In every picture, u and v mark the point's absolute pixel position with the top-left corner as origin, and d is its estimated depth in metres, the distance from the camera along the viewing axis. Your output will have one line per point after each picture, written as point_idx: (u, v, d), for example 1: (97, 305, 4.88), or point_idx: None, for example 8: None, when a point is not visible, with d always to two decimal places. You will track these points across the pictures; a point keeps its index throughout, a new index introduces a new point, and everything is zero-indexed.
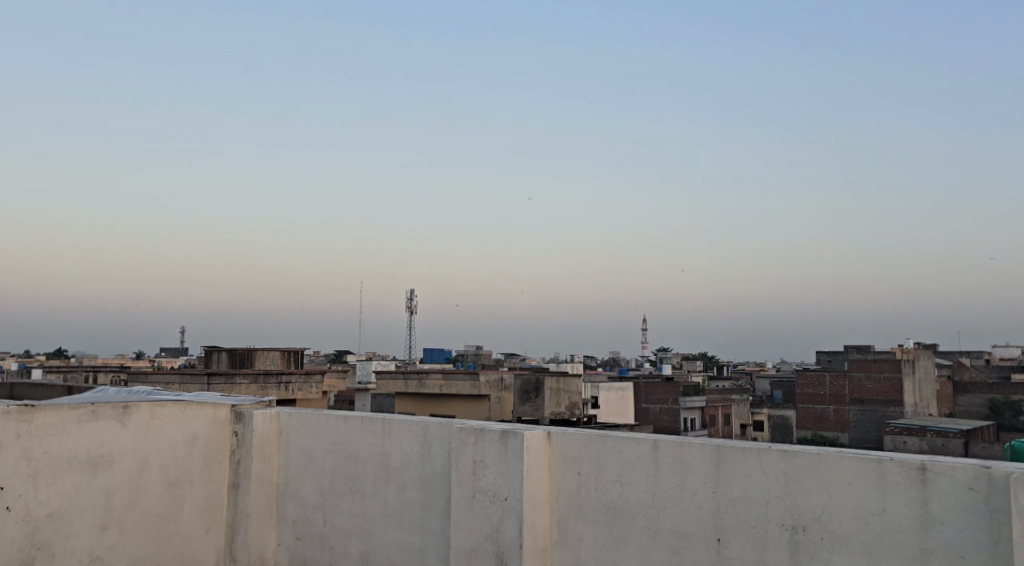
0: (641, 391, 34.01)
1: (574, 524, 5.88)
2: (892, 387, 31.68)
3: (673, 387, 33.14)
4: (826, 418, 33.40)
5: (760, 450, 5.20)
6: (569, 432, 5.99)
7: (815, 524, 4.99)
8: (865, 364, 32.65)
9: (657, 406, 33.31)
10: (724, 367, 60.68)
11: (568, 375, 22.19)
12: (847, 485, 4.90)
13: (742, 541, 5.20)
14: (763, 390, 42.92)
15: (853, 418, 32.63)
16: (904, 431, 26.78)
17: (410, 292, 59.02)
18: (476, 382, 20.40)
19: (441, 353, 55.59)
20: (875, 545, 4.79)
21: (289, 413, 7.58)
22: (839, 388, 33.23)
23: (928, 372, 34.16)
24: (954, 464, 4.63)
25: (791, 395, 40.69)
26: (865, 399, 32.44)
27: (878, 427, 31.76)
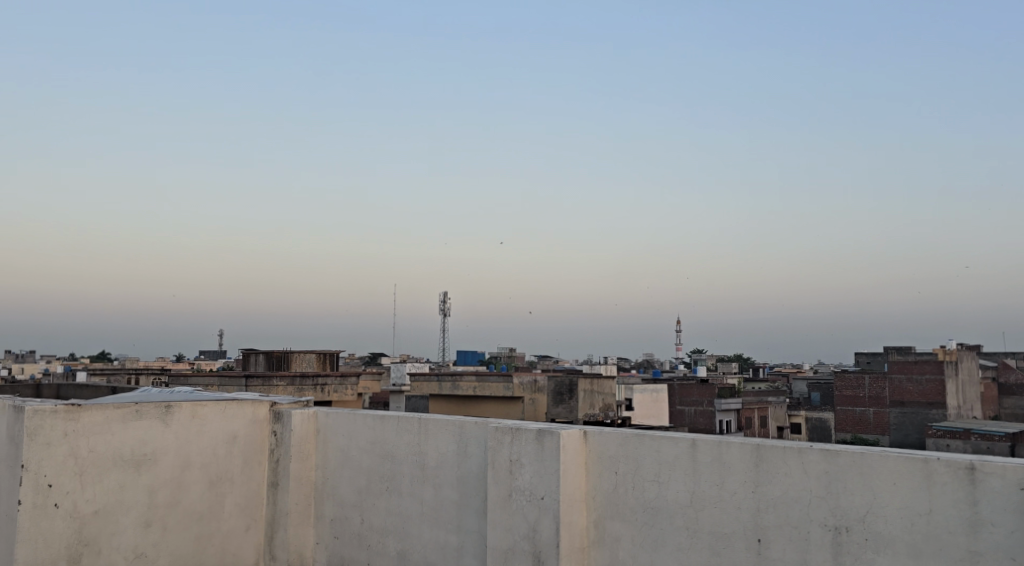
0: (676, 392, 33.82)
1: (611, 524, 5.83)
2: (934, 389, 31.05)
3: (709, 389, 32.90)
4: (866, 420, 33.01)
5: (801, 449, 5.11)
6: (606, 430, 5.94)
7: (858, 525, 4.89)
8: (906, 366, 32.06)
9: (692, 408, 33.12)
10: (760, 368, 60.25)
11: (601, 377, 22.12)
12: (892, 485, 4.80)
13: (782, 542, 5.12)
14: (800, 392, 42.54)
15: (894, 421, 32.15)
16: (947, 434, 26.35)
17: (443, 293, 59.28)
18: (510, 384, 20.35)
19: (475, 355, 55.67)
20: (922, 547, 4.68)
21: (326, 412, 7.60)
22: (879, 390, 32.82)
23: (972, 374, 33.52)
24: (1005, 464, 4.51)
25: (829, 397, 40.23)
26: (906, 401, 31.84)
27: (920, 430, 31.27)
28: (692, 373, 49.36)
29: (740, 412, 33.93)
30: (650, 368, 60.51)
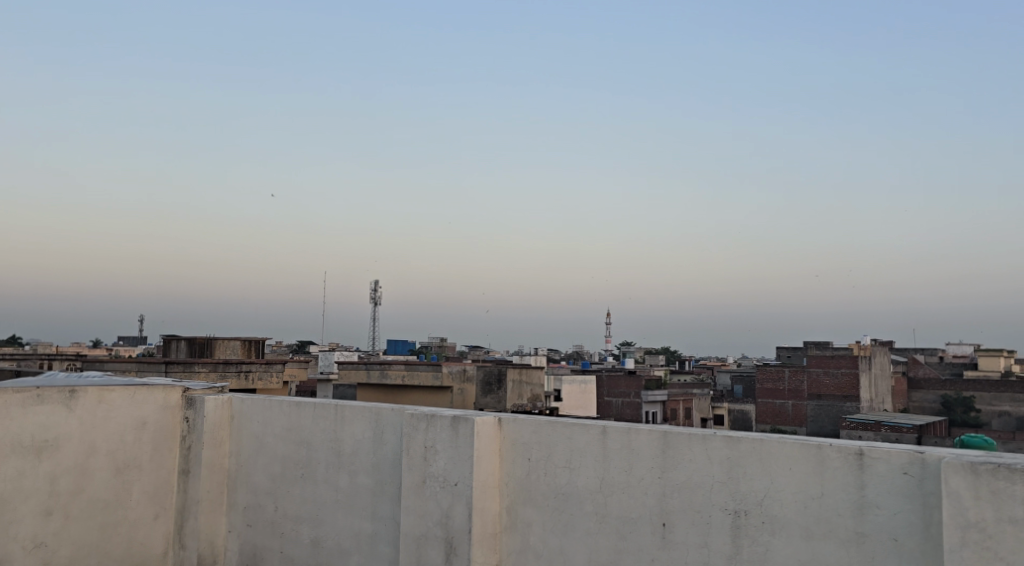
0: (604, 384, 34.19)
1: (522, 509, 5.92)
2: (849, 383, 32.24)
3: (636, 380, 33.31)
4: (784, 413, 33.83)
5: (706, 436, 5.25)
6: (520, 417, 6.02)
7: (756, 509, 5.06)
8: (823, 360, 33.07)
9: (619, 399, 33.50)
10: (688, 361, 61.20)
11: (530, 367, 22.29)
12: (788, 470, 4.98)
13: (685, 526, 5.27)
14: (724, 385, 43.50)
15: (810, 413, 33.12)
16: (860, 426, 27.17)
17: (375, 282, 58.94)
18: (439, 373, 20.32)
19: (405, 344, 55.48)
20: (814, 529, 4.88)
21: (241, 399, 7.54)
22: (797, 383, 33.70)
23: (885, 368, 34.77)
24: (890, 448, 4.70)
25: (751, 390, 41.14)
26: (823, 394, 32.90)
27: (835, 422, 32.28)
28: (621, 365, 49.80)
29: (666, 404, 34.19)
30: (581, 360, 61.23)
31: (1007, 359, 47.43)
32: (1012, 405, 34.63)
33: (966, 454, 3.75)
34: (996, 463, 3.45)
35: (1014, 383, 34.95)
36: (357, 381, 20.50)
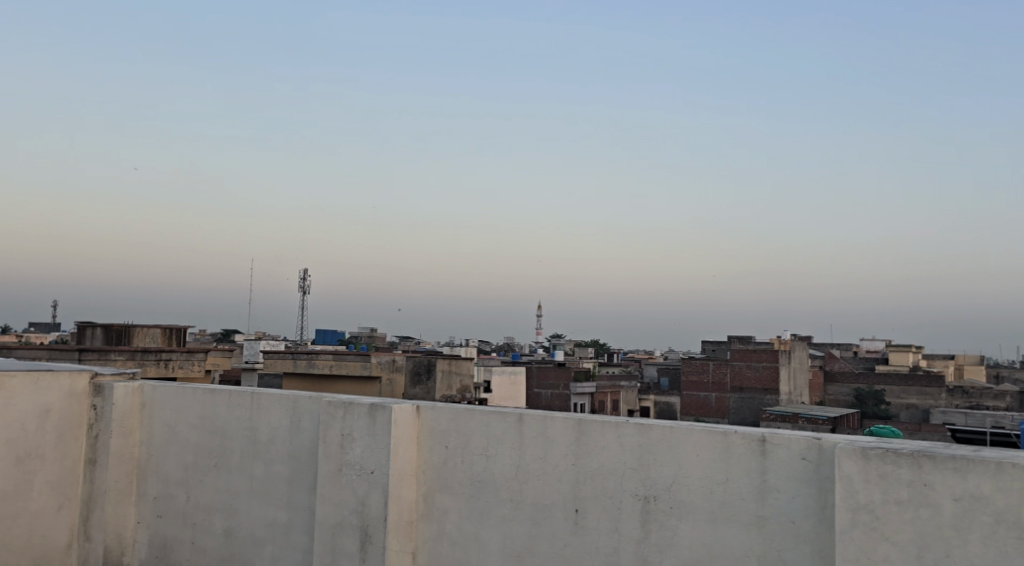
0: (534, 375, 34.31)
1: (439, 498, 5.96)
2: (769, 376, 33.13)
3: (564, 372, 33.50)
4: (708, 405, 34.40)
5: (618, 423, 5.35)
6: (438, 405, 6.05)
7: (665, 494, 5.17)
8: (746, 353, 33.86)
9: (548, 391, 33.65)
10: (615, 354, 61.87)
11: (460, 358, 22.67)
12: (695, 457, 5.10)
13: (598, 512, 5.38)
14: (650, 377, 44.24)
15: (732, 405, 33.88)
16: (779, 417, 27.82)
17: (306, 270, 57.97)
18: (368, 363, 20.22)
19: (333, 334, 54.78)
20: (718, 513, 5.00)
21: (153, 386, 7.42)
22: (721, 376, 34.36)
23: (803, 362, 35.71)
24: (791, 435, 4.83)
25: (677, 382, 41.96)
26: (745, 387, 33.74)
27: (755, 414, 33.14)
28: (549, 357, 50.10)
29: (594, 395, 34.52)
30: (512, 352, 61.42)
31: (915, 355, 49.13)
32: (920, 398, 35.90)
33: (861, 440, 3.90)
34: (885, 447, 3.61)
35: (921, 378, 36.28)
36: (282, 372, 20.13)
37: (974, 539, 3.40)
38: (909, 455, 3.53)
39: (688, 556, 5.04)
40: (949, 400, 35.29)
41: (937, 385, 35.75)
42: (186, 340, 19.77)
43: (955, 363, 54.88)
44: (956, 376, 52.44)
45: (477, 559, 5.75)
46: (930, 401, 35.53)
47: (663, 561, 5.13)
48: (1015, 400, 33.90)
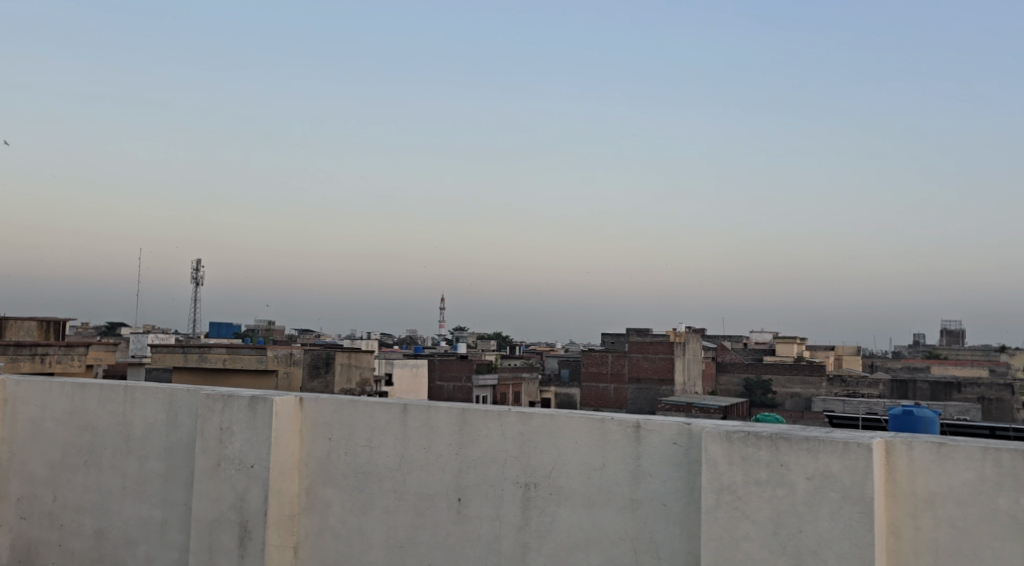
0: (436, 368, 33.84)
1: (322, 490, 5.73)
2: (665, 367, 33.83)
3: (466, 364, 33.15)
4: (607, 396, 34.95)
5: (500, 412, 5.22)
6: (321, 397, 5.81)
7: (545, 481, 5.07)
8: (643, 345, 34.40)
9: (450, 383, 33.21)
10: (514, 346, 62.04)
11: (360, 351, 22.63)
12: (574, 443, 5.00)
13: (480, 500, 5.25)
14: (551, 369, 44.62)
15: (630, 396, 34.38)
16: (673, 407, 28.30)
17: (198, 260, 56.18)
18: (264, 356, 19.67)
19: (228, 327, 53.26)
20: (595, 498, 4.93)
21: (17, 381, 7.10)
22: (619, 367, 34.88)
23: (697, 354, 36.57)
24: (663, 420, 4.79)
25: (577, 374, 42.53)
26: (642, 378, 34.21)
27: (652, 404, 33.67)
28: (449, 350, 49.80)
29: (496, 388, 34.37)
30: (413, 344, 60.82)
31: (801, 346, 51.04)
32: (802, 387, 37.24)
33: (726, 423, 4.02)
34: (746, 430, 3.73)
35: (804, 366, 37.55)
36: (172, 366, 19.13)
37: (823, 514, 3.54)
38: (768, 436, 3.66)
39: (566, 541, 4.96)
40: (829, 388, 36.81)
41: (819, 373, 37.07)
42: (66, 333, 18.93)
43: (836, 354, 57.10)
44: (836, 365, 54.64)
45: (361, 551, 5.55)
46: (811, 390, 36.92)
47: (543, 547, 5.03)
48: (887, 387, 35.64)
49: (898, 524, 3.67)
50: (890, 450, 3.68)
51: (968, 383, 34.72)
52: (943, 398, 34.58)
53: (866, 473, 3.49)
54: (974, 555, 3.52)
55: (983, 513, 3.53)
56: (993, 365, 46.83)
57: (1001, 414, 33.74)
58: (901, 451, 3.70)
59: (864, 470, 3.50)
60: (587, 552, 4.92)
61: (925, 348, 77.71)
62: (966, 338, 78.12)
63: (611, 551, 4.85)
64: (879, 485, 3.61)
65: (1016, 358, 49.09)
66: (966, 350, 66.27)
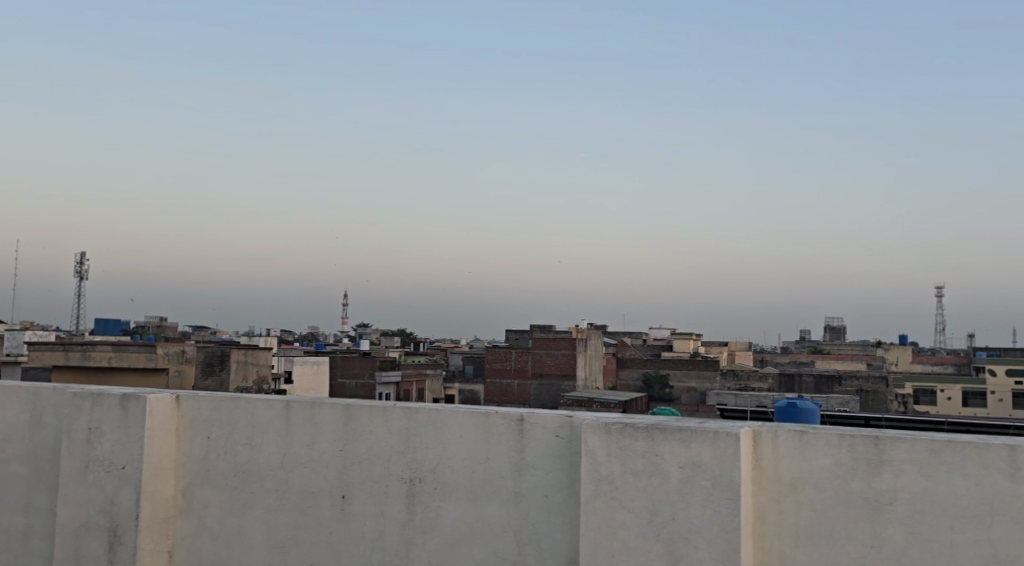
0: (338, 365, 33.05)
1: (200, 491, 5.17)
2: (567, 362, 34.10)
3: (369, 361, 32.49)
4: (510, 392, 34.89)
5: (384, 407, 4.78)
6: (199, 393, 5.25)
7: (430, 476, 4.65)
8: (546, 341, 34.67)
9: (353, 381, 32.49)
10: (415, 343, 61.47)
11: (257, 347, 21.87)
12: (459, 437, 4.61)
13: (363, 497, 4.78)
14: (455, 365, 44.46)
15: (534, 392, 34.46)
16: (576, 402, 28.31)
17: (84, 254, 53.76)
18: (153, 354, 18.83)
19: (117, 325, 51.16)
20: (479, 492, 4.54)
21: None
22: (523, 363, 34.91)
23: (598, 349, 36.96)
24: (546, 413, 4.48)
25: (481, 370, 42.47)
26: (545, 373, 34.52)
27: (554, 400, 33.92)
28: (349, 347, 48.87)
29: (400, 385, 33.63)
30: (313, 342, 59.39)
31: (696, 341, 52.23)
32: (698, 381, 38.12)
33: (604, 414, 4.00)
34: (624, 421, 3.70)
35: (700, 362, 38.46)
36: (53, 365, 18.03)
37: (694, 501, 3.55)
38: (645, 428, 3.64)
39: (450, 538, 4.56)
40: (722, 382, 37.79)
41: (714, 368, 38.19)
42: None
43: (729, 349, 58.69)
44: (729, 360, 56.12)
45: (239, 554, 5.01)
46: (706, 384, 37.91)
47: (427, 542, 4.61)
48: (776, 381, 36.88)
49: (763, 509, 3.67)
50: (757, 438, 3.69)
51: (847, 377, 35.80)
52: (825, 391, 35.82)
53: (734, 460, 3.51)
54: (833, 536, 3.56)
55: (841, 496, 3.57)
56: (872, 359, 48.91)
57: (878, 403, 35.20)
58: (767, 439, 3.71)
59: (733, 458, 3.52)
60: (470, 547, 4.53)
61: (808, 343, 80.77)
62: (847, 335, 81.35)
63: (494, 545, 4.48)
64: (745, 472, 3.60)
65: (891, 352, 51.42)
66: (847, 344, 69.00)
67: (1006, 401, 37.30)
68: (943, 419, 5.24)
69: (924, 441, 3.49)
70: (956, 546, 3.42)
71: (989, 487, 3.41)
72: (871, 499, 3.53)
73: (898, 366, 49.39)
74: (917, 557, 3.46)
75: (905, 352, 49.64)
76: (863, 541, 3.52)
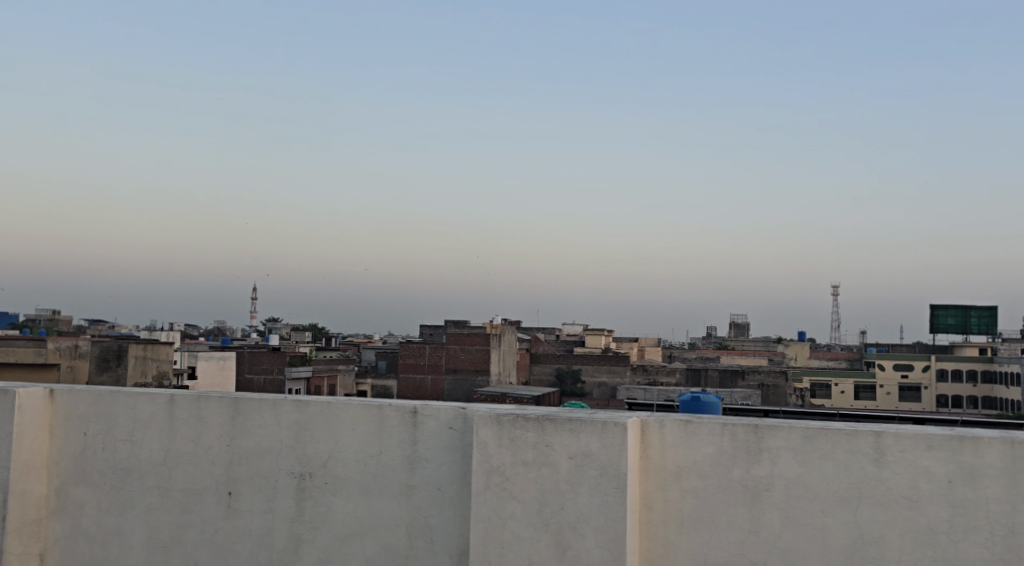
0: (246, 360, 32.29)
1: (74, 490, 4.79)
2: (481, 358, 34.14)
3: (278, 356, 31.83)
4: (424, 387, 34.67)
5: (275, 400, 4.52)
6: (75, 386, 4.86)
7: (320, 470, 4.43)
8: (460, 337, 34.65)
9: (261, 376, 31.78)
10: (327, 337, 60.73)
11: (157, 343, 21.20)
12: (351, 431, 4.41)
13: (251, 493, 4.51)
14: (369, 361, 44.07)
15: (447, 387, 34.42)
16: (488, 398, 28.34)
17: None
18: (43, 349, 18.49)
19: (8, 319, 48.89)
20: (371, 486, 4.36)
21: None
22: (437, 358, 34.81)
23: (512, 344, 37.08)
24: (441, 405, 4.34)
25: (394, 365, 42.08)
26: (458, 368, 34.45)
27: (468, 395, 33.93)
28: (257, 341, 47.82)
29: (310, 380, 32.80)
30: (219, 337, 57.99)
31: (608, 338, 52.88)
32: (609, 376, 38.59)
33: (498, 406, 4.02)
34: (515, 412, 3.73)
35: (610, 357, 38.90)
36: None
37: (583, 491, 3.60)
38: (535, 418, 3.68)
39: (339, 533, 4.36)
40: (632, 377, 38.44)
41: (624, 363, 38.67)
42: None
43: (638, 345, 59.59)
44: (639, 355, 57.07)
45: (115, 556, 4.66)
46: (617, 379, 38.40)
47: (317, 539, 4.39)
48: (683, 376, 37.68)
49: (649, 497, 3.75)
50: (644, 428, 3.76)
51: (751, 371, 36.82)
52: (729, 385, 36.68)
53: (620, 450, 3.58)
54: (713, 522, 3.66)
55: (723, 483, 3.67)
56: (773, 354, 50.43)
57: (778, 397, 36.41)
58: (653, 429, 3.79)
59: (620, 448, 3.58)
60: (361, 542, 4.34)
61: (713, 340, 82.59)
62: (750, 331, 83.79)
63: (385, 539, 4.32)
64: (631, 460, 3.66)
65: (789, 348, 53.32)
66: (750, 341, 70.91)
67: (893, 395, 39.30)
68: (835, 409, 5.46)
69: (799, 429, 3.61)
70: (827, 529, 3.56)
71: (858, 472, 3.55)
72: (751, 486, 3.64)
73: (797, 361, 51.07)
74: (792, 540, 3.58)
75: (803, 347, 51.50)
76: (743, 526, 3.63)
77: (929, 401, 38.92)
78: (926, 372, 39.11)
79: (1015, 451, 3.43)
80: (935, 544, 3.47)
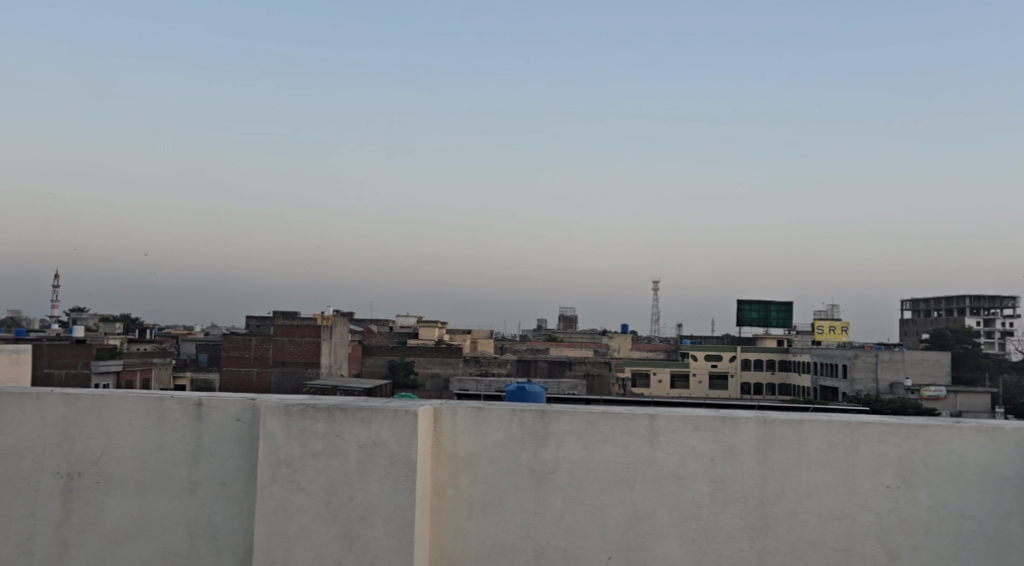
0: (45, 354, 30.12)
1: None
2: (311, 350, 33.39)
3: (83, 349, 29.87)
4: (249, 380, 33.51)
5: (40, 395, 4.20)
6: None
7: (91, 469, 4.16)
8: (289, 328, 33.74)
9: (63, 370, 29.70)
10: (144, 328, 57.57)
11: None
12: (127, 426, 4.16)
13: (11, 497, 4.18)
14: (190, 354, 42.19)
15: (274, 380, 33.37)
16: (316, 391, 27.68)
17: None
18: None
19: None
20: (148, 484, 4.14)
21: None
22: (263, 351, 33.69)
23: (343, 337, 36.44)
24: (227, 397, 4.16)
25: (217, 357, 40.49)
26: (287, 361, 33.46)
27: (296, 388, 32.98)
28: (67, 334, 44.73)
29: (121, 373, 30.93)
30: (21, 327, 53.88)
31: (439, 329, 52.90)
32: (441, 367, 38.70)
33: (289, 396, 3.89)
34: (306, 402, 3.63)
35: (444, 349, 39.04)
36: None
37: (372, 480, 3.54)
38: (325, 408, 3.58)
39: (112, 534, 4.11)
40: (463, 368, 38.61)
41: (457, 355, 38.87)
42: None
43: (469, 336, 59.94)
44: (471, 348, 57.41)
45: None
46: (449, 370, 38.50)
47: (85, 543, 4.13)
48: (513, 366, 38.19)
49: (440, 483, 3.73)
50: (436, 415, 3.73)
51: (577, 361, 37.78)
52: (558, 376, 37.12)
53: (410, 439, 3.54)
54: (500, 506, 3.69)
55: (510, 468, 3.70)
56: (597, 345, 51.88)
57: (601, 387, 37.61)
58: (445, 416, 3.77)
59: (410, 435, 3.54)
60: (137, 544, 4.11)
61: (542, 332, 84.02)
62: (577, 323, 85.81)
63: (164, 540, 4.10)
64: (422, 448, 3.63)
65: (613, 340, 54.93)
66: (578, 333, 72.62)
67: (704, 384, 41.26)
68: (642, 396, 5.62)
69: (583, 413, 3.68)
70: (607, 509, 3.65)
71: (633, 454, 3.66)
72: (536, 470, 3.68)
73: (620, 353, 52.75)
74: (573, 520, 3.65)
75: (624, 340, 53.28)
76: (529, 509, 3.67)
77: (734, 390, 41.12)
78: (733, 361, 41.28)
79: (767, 429, 3.64)
80: (700, 517, 3.63)
